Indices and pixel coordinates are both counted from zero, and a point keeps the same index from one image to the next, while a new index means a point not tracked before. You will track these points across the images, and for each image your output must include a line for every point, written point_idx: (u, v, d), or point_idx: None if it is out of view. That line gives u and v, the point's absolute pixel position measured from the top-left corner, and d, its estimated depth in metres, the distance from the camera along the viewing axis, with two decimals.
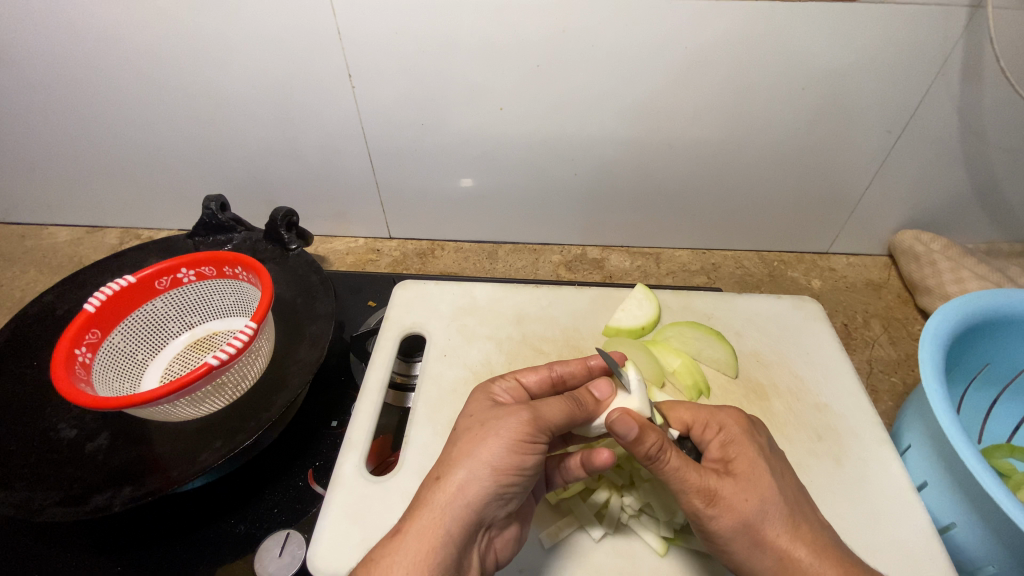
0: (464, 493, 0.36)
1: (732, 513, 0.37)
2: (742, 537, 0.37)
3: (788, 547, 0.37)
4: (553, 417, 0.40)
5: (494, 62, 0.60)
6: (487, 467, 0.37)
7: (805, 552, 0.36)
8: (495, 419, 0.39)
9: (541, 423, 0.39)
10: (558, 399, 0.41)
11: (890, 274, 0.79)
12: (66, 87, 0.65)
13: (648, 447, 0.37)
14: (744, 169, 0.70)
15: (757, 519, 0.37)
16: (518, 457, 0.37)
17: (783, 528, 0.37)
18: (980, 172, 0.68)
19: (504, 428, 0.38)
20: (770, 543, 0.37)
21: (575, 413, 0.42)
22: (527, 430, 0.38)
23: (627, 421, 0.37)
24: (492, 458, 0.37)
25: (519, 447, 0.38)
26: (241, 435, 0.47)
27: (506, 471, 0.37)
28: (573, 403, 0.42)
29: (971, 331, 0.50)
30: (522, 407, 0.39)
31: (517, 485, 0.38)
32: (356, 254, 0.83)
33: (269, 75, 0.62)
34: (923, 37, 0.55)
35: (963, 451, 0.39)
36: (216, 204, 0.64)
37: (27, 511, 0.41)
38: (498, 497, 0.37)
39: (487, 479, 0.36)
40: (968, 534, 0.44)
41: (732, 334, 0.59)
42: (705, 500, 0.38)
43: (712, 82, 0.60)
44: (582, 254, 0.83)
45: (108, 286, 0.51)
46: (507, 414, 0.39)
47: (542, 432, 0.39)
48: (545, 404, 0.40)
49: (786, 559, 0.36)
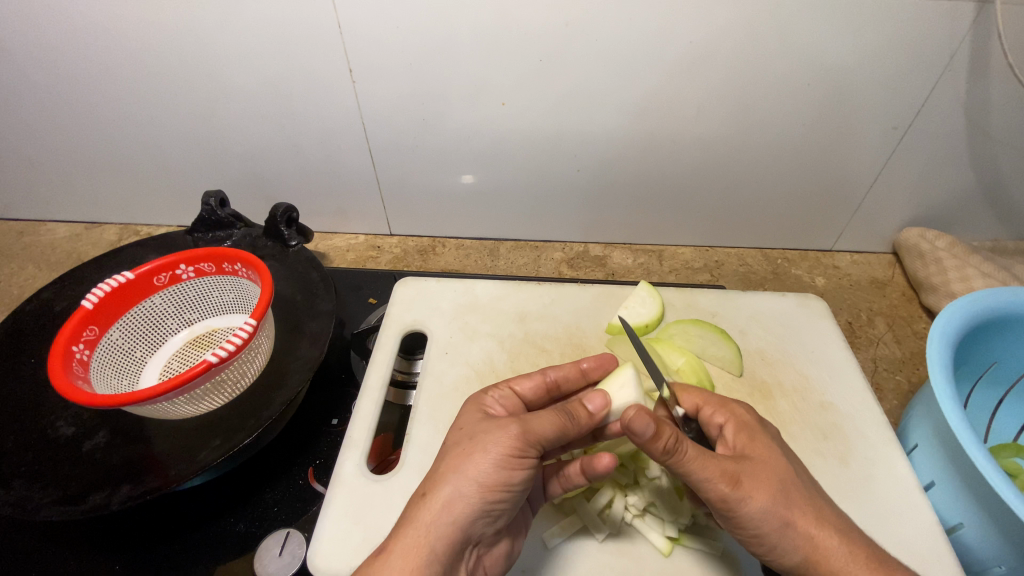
0: (450, 510, 0.36)
1: (759, 495, 0.36)
2: (772, 520, 0.36)
3: (817, 530, 0.36)
4: (543, 429, 0.39)
5: (495, 57, 0.59)
6: (473, 483, 0.36)
7: (816, 550, 0.36)
8: (484, 434, 0.38)
9: (529, 436, 0.38)
10: (550, 413, 0.40)
11: (894, 272, 0.79)
12: (62, 82, 0.64)
13: (666, 442, 0.36)
14: (748, 166, 0.70)
15: (782, 501, 0.37)
16: (506, 473, 0.37)
17: (807, 509, 0.37)
18: (986, 168, 0.67)
19: (491, 444, 0.37)
20: (798, 525, 0.36)
21: (567, 425, 0.40)
22: (515, 444, 0.37)
23: (645, 417, 0.36)
24: (480, 474, 0.36)
25: (507, 463, 0.37)
26: (240, 433, 0.47)
27: (493, 487, 0.36)
28: (565, 416, 0.40)
29: (979, 329, 0.50)
30: (510, 420, 0.39)
31: (506, 501, 0.37)
32: (356, 251, 0.83)
33: (269, 71, 0.61)
34: (931, 32, 0.54)
35: (972, 450, 0.39)
36: (215, 200, 0.63)
37: (23, 510, 0.41)
38: (485, 513, 0.37)
39: (473, 496, 0.36)
40: (976, 534, 0.44)
41: (736, 331, 0.59)
42: (730, 484, 0.37)
43: (716, 76, 0.59)
44: (584, 251, 0.83)
45: (106, 282, 0.51)
46: (496, 428, 0.38)
47: (531, 446, 0.38)
48: (536, 417, 0.39)
49: (816, 540, 0.36)
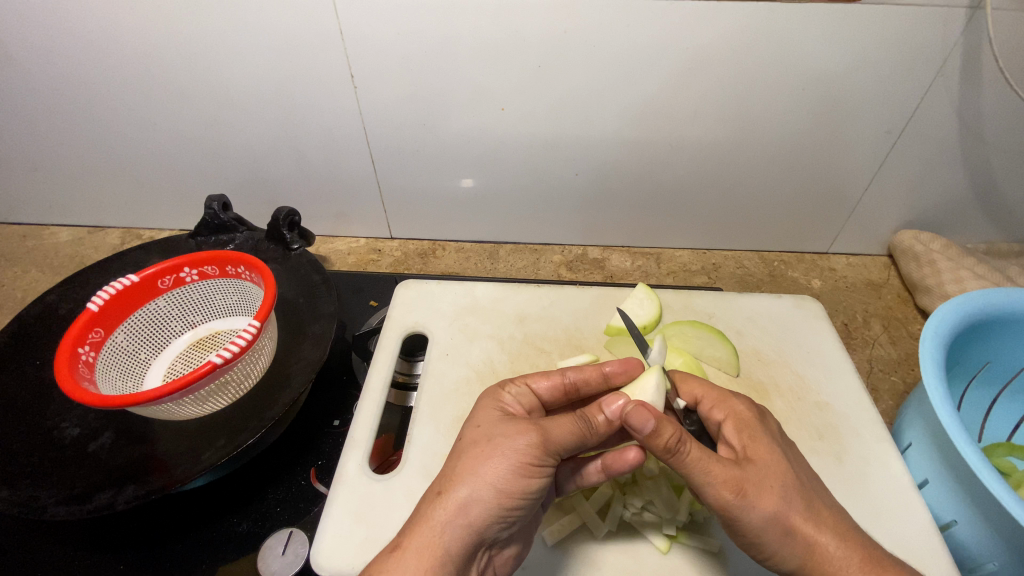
0: (465, 512, 0.36)
1: (761, 502, 0.37)
2: (773, 527, 0.37)
3: (816, 534, 0.37)
4: (561, 437, 0.40)
5: (495, 63, 0.60)
6: (490, 488, 0.37)
7: (830, 538, 0.36)
8: (502, 436, 0.39)
9: (548, 445, 0.39)
10: (568, 420, 0.41)
11: (890, 274, 0.80)
12: (67, 87, 0.65)
13: (666, 439, 0.37)
14: (745, 169, 0.71)
15: (785, 507, 0.37)
16: (523, 479, 0.38)
17: (807, 514, 0.37)
18: (980, 172, 0.68)
19: (511, 449, 0.38)
20: (796, 530, 0.37)
21: (585, 433, 0.41)
22: (532, 452, 0.38)
23: (643, 413, 0.38)
24: (497, 479, 0.37)
25: (524, 470, 0.38)
26: (244, 433, 0.47)
27: (510, 494, 0.37)
28: (583, 425, 0.41)
29: (973, 329, 0.51)
30: (531, 427, 0.39)
31: (521, 507, 0.38)
32: (357, 254, 0.83)
33: (271, 76, 0.62)
34: (923, 37, 0.55)
35: (964, 449, 0.39)
36: (218, 203, 0.64)
37: (30, 509, 0.42)
38: (500, 518, 0.37)
39: (490, 501, 0.37)
40: (969, 532, 0.45)
41: (733, 332, 0.60)
42: (734, 492, 0.37)
43: (713, 82, 0.60)
44: (583, 254, 0.83)
45: (112, 284, 0.52)
46: (516, 433, 0.39)
47: (549, 454, 0.39)
48: (554, 423, 0.40)
49: (813, 546, 0.36)
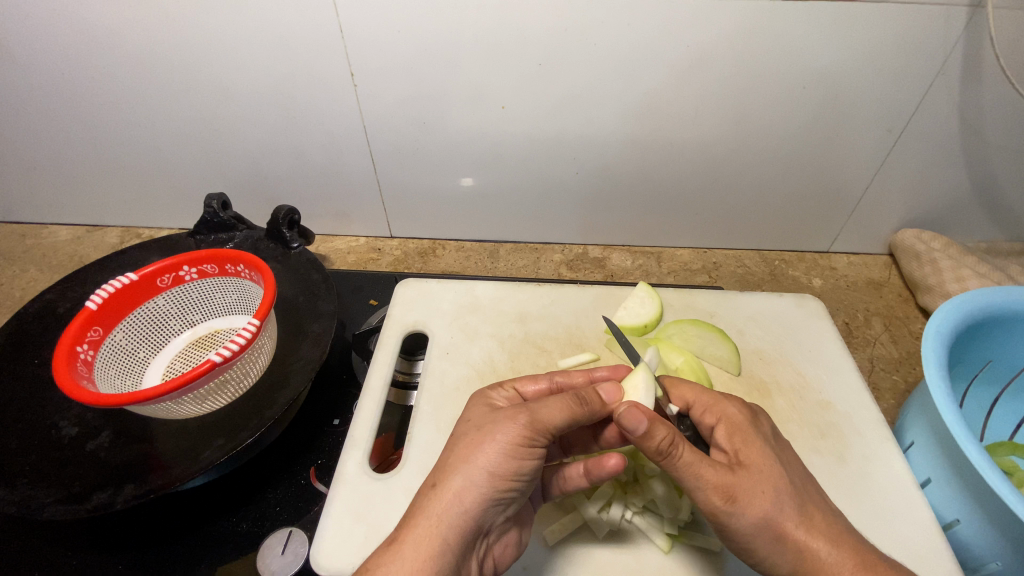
0: (461, 499, 0.36)
1: (751, 508, 0.37)
2: (763, 532, 0.37)
3: (807, 539, 0.36)
4: (552, 416, 0.39)
5: (495, 61, 0.60)
6: (484, 473, 0.37)
7: (823, 542, 0.36)
8: (494, 423, 0.39)
9: (539, 425, 0.38)
10: (558, 399, 0.40)
11: (891, 273, 0.80)
12: (65, 84, 0.65)
13: (658, 442, 0.37)
14: (746, 168, 0.70)
15: (776, 513, 0.37)
16: (516, 461, 0.37)
17: (799, 519, 0.37)
18: (981, 170, 0.68)
19: (502, 433, 0.38)
20: (789, 537, 0.37)
21: (577, 411, 0.40)
22: (524, 434, 0.38)
23: (636, 415, 0.37)
24: (491, 464, 0.37)
25: (516, 452, 0.37)
26: (242, 432, 0.47)
27: (504, 477, 0.37)
28: (575, 402, 0.41)
29: (975, 328, 0.50)
30: (520, 410, 0.39)
31: (516, 490, 0.38)
32: (357, 252, 0.83)
33: (271, 74, 0.62)
34: (926, 34, 0.55)
35: (966, 445, 0.39)
36: (218, 202, 0.64)
37: (27, 509, 0.41)
38: (496, 502, 0.37)
39: (485, 485, 0.36)
40: (972, 530, 0.44)
41: (734, 330, 0.60)
42: (723, 498, 0.37)
43: (714, 80, 0.60)
44: (583, 253, 0.83)
45: (111, 282, 0.51)
46: (506, 418, 0.39)
47: (540, 434, 0.39)
48: (545, 405, 0.39)
49: (811, 549, 0.36)
